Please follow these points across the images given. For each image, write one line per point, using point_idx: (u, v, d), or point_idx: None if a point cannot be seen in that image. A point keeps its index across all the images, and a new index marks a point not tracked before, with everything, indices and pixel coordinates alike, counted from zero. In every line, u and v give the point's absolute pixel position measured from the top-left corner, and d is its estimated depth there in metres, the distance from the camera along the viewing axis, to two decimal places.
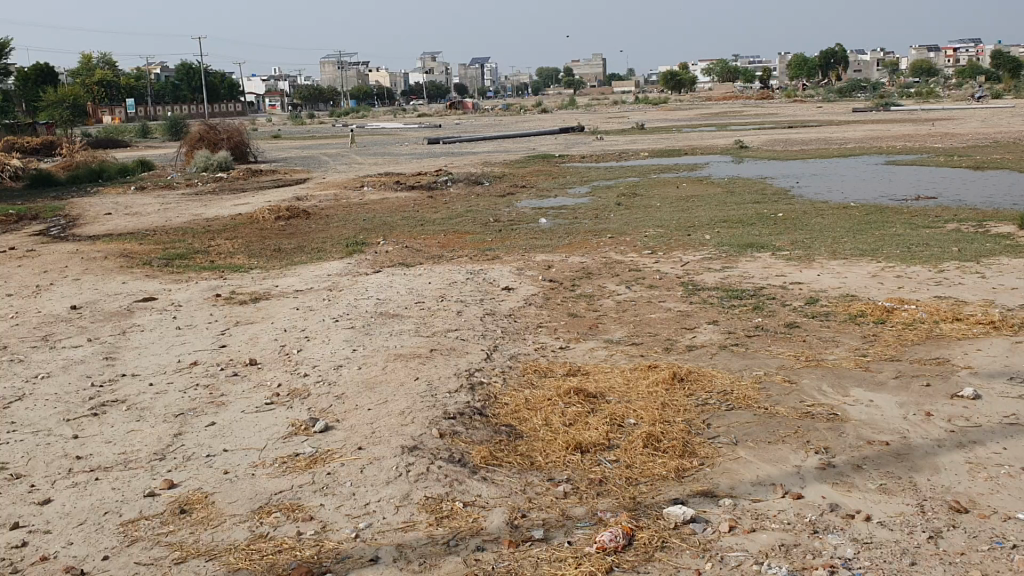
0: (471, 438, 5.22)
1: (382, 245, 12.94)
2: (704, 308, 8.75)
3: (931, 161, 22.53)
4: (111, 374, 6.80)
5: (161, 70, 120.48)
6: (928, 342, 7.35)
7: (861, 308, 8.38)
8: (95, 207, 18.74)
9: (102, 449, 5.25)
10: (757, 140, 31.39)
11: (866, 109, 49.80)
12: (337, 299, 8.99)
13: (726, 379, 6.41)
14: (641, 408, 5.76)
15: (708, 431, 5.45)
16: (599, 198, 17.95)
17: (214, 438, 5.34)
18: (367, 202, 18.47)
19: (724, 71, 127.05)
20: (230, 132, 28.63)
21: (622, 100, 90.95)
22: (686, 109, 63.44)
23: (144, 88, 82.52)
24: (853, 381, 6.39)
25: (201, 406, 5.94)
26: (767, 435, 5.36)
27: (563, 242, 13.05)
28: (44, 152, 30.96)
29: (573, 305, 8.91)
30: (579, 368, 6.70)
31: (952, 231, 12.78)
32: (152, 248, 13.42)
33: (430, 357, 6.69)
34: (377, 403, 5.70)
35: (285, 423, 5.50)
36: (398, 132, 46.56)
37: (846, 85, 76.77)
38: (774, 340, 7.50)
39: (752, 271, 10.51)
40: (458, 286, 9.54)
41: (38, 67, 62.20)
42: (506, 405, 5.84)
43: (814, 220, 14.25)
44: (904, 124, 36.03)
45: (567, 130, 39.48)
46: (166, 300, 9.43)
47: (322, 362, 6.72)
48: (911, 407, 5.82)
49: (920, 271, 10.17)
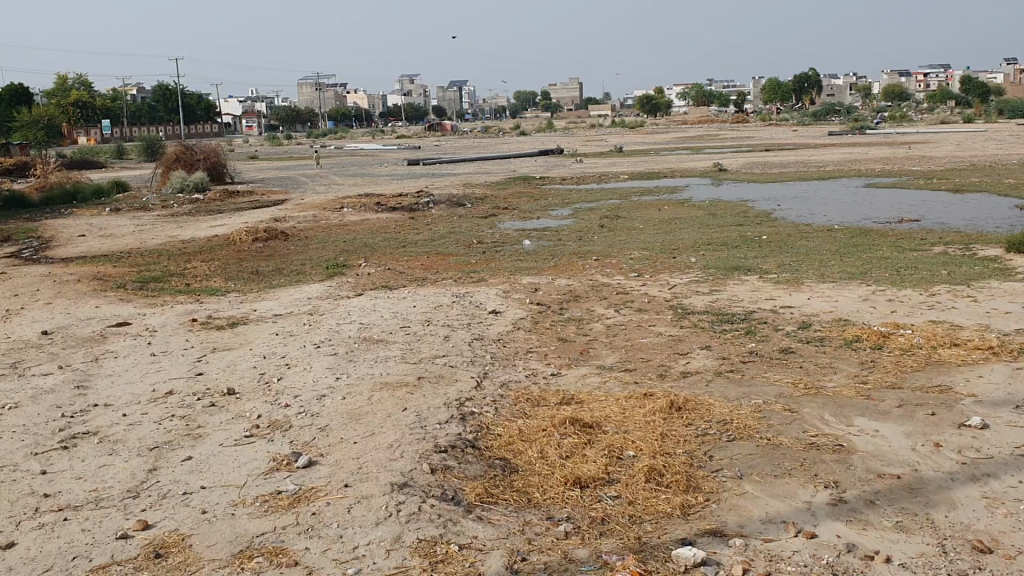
0: (464, 473, 4.96)
1: (364, 267, 12.68)
2: (695, 332, 8.55)
3: (911, 183, 22.55)
4: (82, 403, 6.48)
5: (138, 91, 120.28)
6: (928, 368, 7.17)
7: (857, 334, 8.20)
8: (68, 228, 18.37)
9: (71, 486, 4.93)
10: (736, 163, 31.46)
11: (841, 133, 50.21)
12: (319, 324, 8.71)
13: (725, 408, 6.18)
14: (640, 439, 5.52)
15: (710, 464, 5.22)
16: (581, 220, 17.80)
17: (190, 474, 5.04)
18: (346, 223, 18.18)
19: (701, 95, 127.63)
20: (206, 153, 28.30)
21: (599, 124, 91.28)
22: (663, 133, 63.83)
23: (120, 109, 82.01)
24: (855, 410, 6.18)
25: (177, 439, 5.64)
26: (772, 468, 5.13)
27: (547, 264, 12.85)
28: (17, 173, 30.47)
29: (561, 329, 8.69)
30: (573, 397, 6.44)
31: (938, 254, 12.71)
32: (127, 271, 13.08)
33: (418, 385, 6.43)
34: (363, 435, 5.42)
35: (266, 458, 5.21)
36: (377, 153, 46.37)
37: (820, 110, 77.68)
38: (770, 366, 7.31)
39: (741, 295, 10.33)
40: (444, 309, 9.29)
41: (12, 87, 61.75)
42: (498, 437, 5.58)
43: (800, 243, 14.14)
44: (881, 147, 36.25)
45: (546, 152, 39.50)
46: (140, 325, 9.11)
47: (304, 391, 6.43)
48: (919, 437, 5.62)
49: (911, 294, 10.04)
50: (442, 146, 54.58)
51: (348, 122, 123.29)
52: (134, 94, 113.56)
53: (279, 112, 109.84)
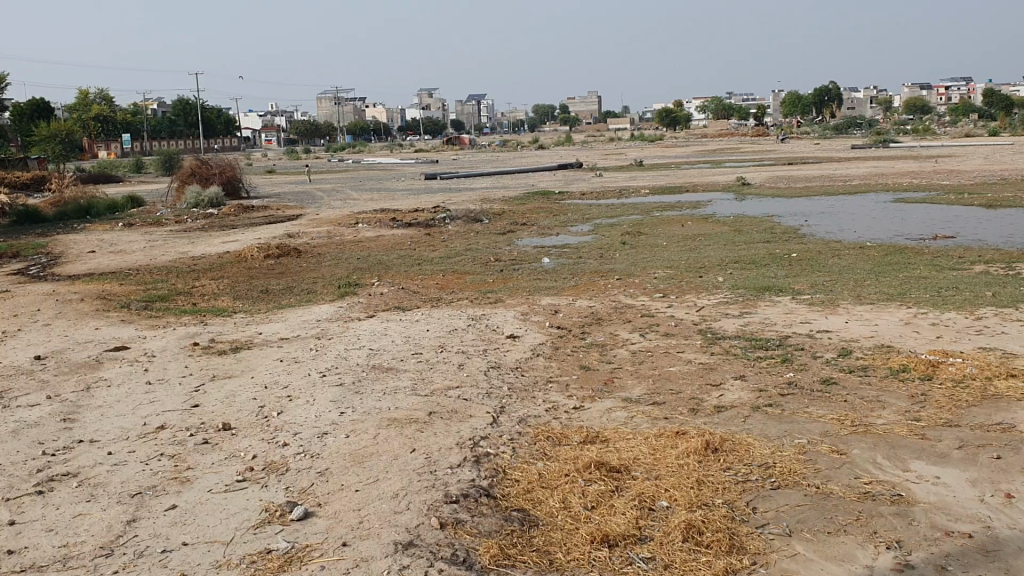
0: (477, 529, 4.42)
1: (377, 286, 12.20)
2: (727, 360, 7.95)
3: (943, 198, 21.86)
4: (66, 440, 5.98)
5: (159, 105, 121.16)
6: (986, 403, 6.56)
7: (903, 362, 7.60)
8: (78, 245, 17.97)
9: (40, 541, 4.43)
10: (761, 177, 30.76)
11: (865, 146, 49.37)
12: (326, 350, 8.18)
13: (766, 449, 5.60)
14: (674, 487, 4.96)
15: (754, 517, 4.66)
16: (601, 236, 17.26)
17: (172, 527, 4.52)
18: (360, 239, 17.71)
19: (721, 108, 126.37)
20: (222, 167, 27.93)
21: (618, 137, 90.88)
22: (684, 146, 62.95)
23: (140, 124, 82.27)
24: (912, 452, 5.58)
25: (163, 484, 5.12)
26: (825, 523, 4.58)
27: (567, 283, 12.30)
28: (34, 187, 30.28)
29: (583, 357, 8.11)
30: (597, 435, 5.88)
31: (979, 274, 12.09)
32: (132, 289, 12.62)
33: (429, 422, 5.88)
34: (366, 482, 4.87)
35: (258, 508, 4.68)
36: (396, 167, 45.98)
37: (842, 122, 76.49)
38: (812, 400, 6.70)
39: (773, 318, 9.73)
40: (458, 334, 8.73)
41: (33, 102, 62.02)
42: (517, 483, 5.03)
43: (831, 261, 13.51)
44: (910, 161, 35.30)
45: (567, 167, 38.81)
46: (139, 349, 8.62)
47: (305, 428, 5.89)
48: (985, 486, 5.03)
49: (956, 317, 9.43)
50: (462, 159, 54.10)
51: (365, 136, 123.35)
52: (154, 107, 113.92)
53: (298, 126, 109.82)
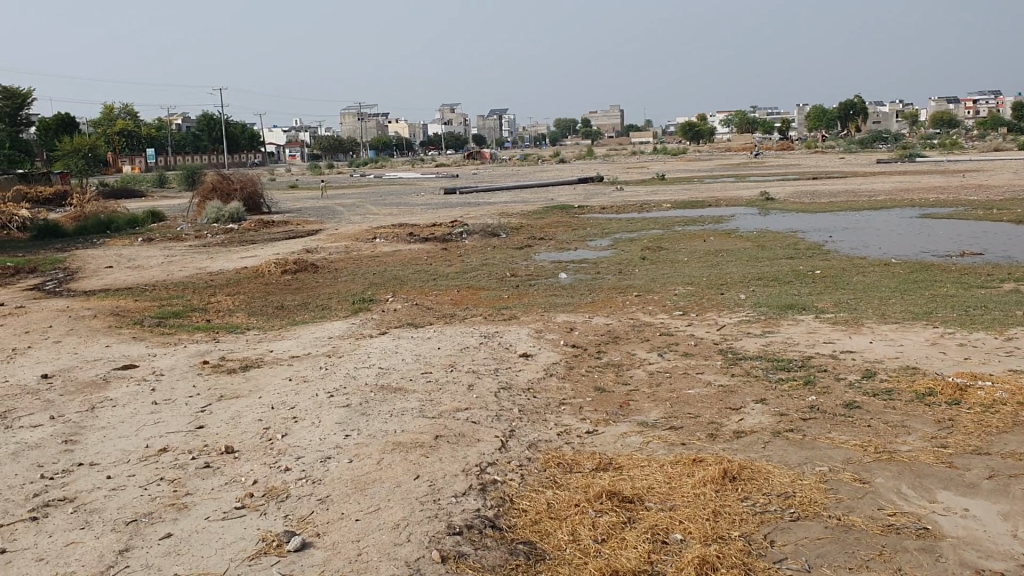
0: (480, 563, 4.23)
1: (391, 303, 12.06)
2: (747, 382, 7.72)
3: (970, 213, 21.46)
4: (66, 463, 5.85)
5: (184, 121, 122.34)
6: (1017, 429, 6.29)
7: (929, 385, 7.33)
8: (97, 260, 17.97)
9: (28, 571, 4.29)
10: (785, 192, 30.41)
11: (891, 160, 48.67)
12: (335, 368, 8.03)
13: (785, 477, 5.37)
14: (688, 519, 4.75)
15: (772, 552, 4.44)
16: (621, 251, 17.05)
17: (165, 557, 4.36)
18: (377, 254, 17.60)
19: (745, 123, 125.59)
20: (243, 182, 27.97)
21: (641, 152, 90.60)
22: (708, 160, 62.57)
23: (165, 138, 82.98)
24: (938, 481, 5.33)
25: (159, 510, 4.97)
26: (845, 558, 4.36)
27: (584, 300, 12.11)
28: (56, 202, 30.48)
29: (598, 378, 7.91)
30: (610, 462, 5.68)
31: (1008, 292, 11.76)
32: (147, 305, 12.54)
33: (435, 447, 5.69)
34: (367, 511, 4.69)
35: (254, 537, 4.52)
36: (418, 181, 45.95)
37: (867, 136, 75.73)
38: (834, 425, 6.45)
39: (796, 337, 9.46)
40: (471, 353, 8.55)
41: (59, 118, 62.65)
42: (524, 513, 4.83)
43: (855, 278, 13.23)
44: (937, 176, 34.73)
45: (589, 181, 38.58)
46: (147, 368, 8.50)
47: (309, 451, 5.73)
48: (1018, 520, 4.77)
49: (985, 338, 9.14)
50: (483, 174, 54.06)
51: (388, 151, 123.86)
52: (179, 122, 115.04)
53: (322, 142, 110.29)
